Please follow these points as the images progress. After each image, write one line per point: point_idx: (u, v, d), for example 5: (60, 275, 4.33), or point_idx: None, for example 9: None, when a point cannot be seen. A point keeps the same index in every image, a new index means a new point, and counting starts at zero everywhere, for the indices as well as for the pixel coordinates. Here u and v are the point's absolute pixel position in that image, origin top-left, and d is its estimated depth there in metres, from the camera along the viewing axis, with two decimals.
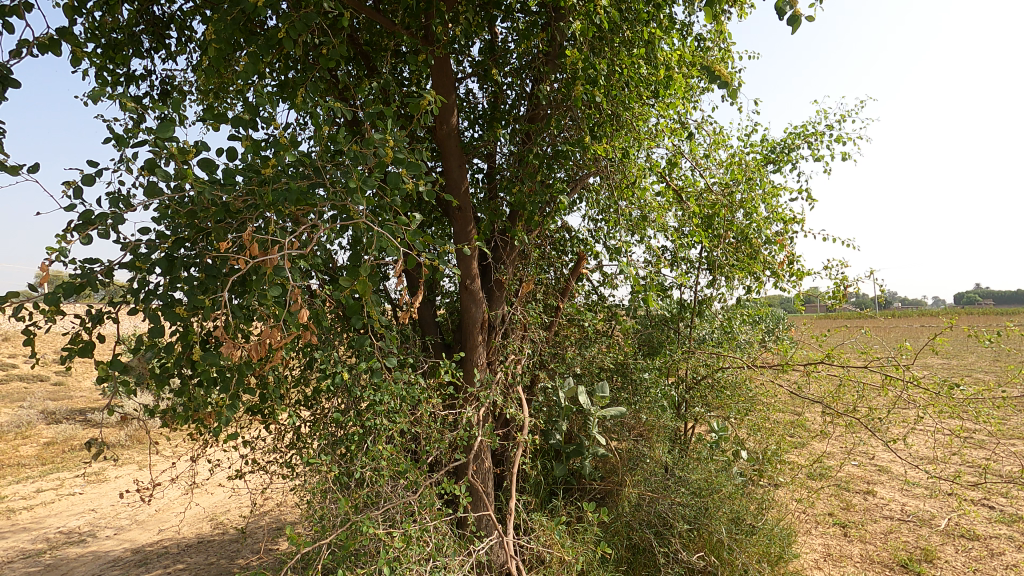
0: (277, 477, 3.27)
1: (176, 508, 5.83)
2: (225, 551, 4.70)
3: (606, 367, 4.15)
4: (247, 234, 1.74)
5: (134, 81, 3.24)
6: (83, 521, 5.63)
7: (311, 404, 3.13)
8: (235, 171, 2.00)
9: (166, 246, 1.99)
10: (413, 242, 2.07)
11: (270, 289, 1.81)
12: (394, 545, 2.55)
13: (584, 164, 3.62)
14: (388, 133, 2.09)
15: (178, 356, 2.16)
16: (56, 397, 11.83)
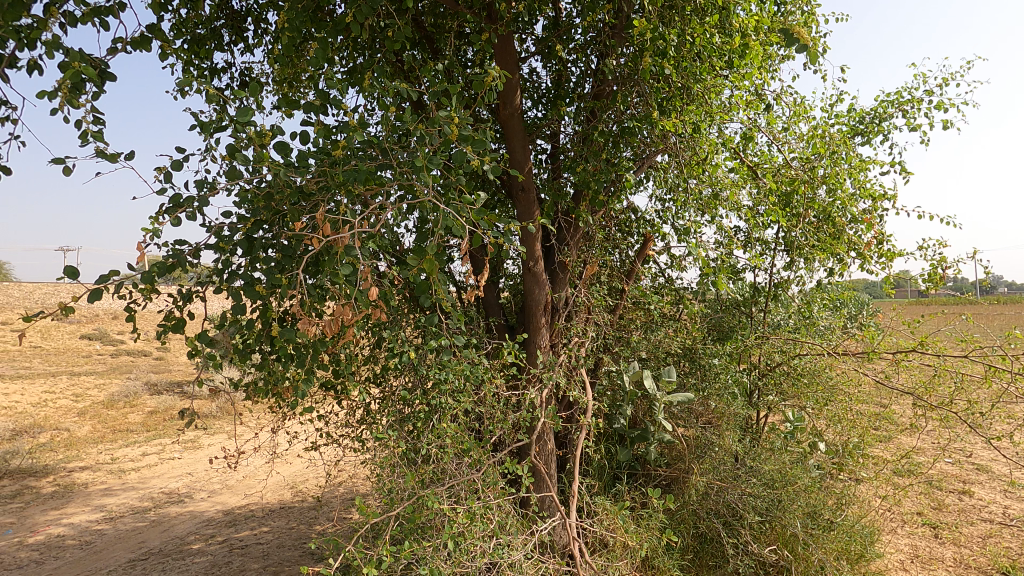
0: (350, 450, 3.43)
1: (261, 475, 6.32)
2: (304, 518, 5.03)
3: (673, 352, 4.02)
4: (320, 213, 1.79)
5: (217, 74, 3.43)
6: (182, 482, 6.22)
7: (380, 382, 3.24)
8: (311, 150, 2.04)
9: (246, 227, 2.08)
10: (479, 221, 2.06)
11: (342, 268, 1.85)
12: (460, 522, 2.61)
13: (654, 142, 3.48)
14: (453, 111, 2.07)
15: (259, 333, 2.28)
16: (157, 370, 13.05)
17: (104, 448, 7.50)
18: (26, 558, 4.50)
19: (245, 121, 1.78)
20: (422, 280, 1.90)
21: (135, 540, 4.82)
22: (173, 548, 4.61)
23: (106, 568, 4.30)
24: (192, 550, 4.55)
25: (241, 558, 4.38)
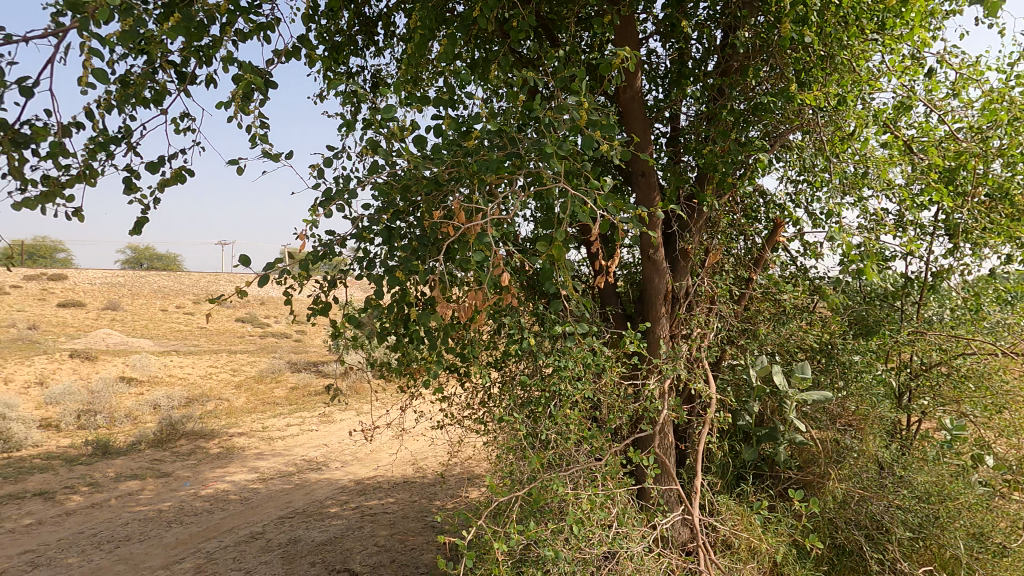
0: (470, 431, 3.60)
1: (386, 450, 6.83)
2: (426, 493, 5.37)
3: (807, 346, 3.72)
4: (456, 202, 1.88)
5: (353, 78, 3.71)
6: (320, 452, 6.90)
7: (500, 367, 3.34)
8: (444, 141, 2.13)
9: (386, 217, 2.24)
10: (606, 205, 2.05)
11: (475, 254, 1.94)
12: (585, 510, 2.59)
13: (788, 119, 3.19)
14: (581, 96, 2.07)
15: (396, 316, 2.45)
16: (297, 351, 14.56)
17: (256, 418, 8.53)
18: (200, 507, 5.26)
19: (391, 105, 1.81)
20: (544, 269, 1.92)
21: (283, 499, 5.44)
22: (314, 510, 5.14)
23: (261, 521, 4.90)
24: (330, 513, 5.04)
25: (371, 524, 4.77)
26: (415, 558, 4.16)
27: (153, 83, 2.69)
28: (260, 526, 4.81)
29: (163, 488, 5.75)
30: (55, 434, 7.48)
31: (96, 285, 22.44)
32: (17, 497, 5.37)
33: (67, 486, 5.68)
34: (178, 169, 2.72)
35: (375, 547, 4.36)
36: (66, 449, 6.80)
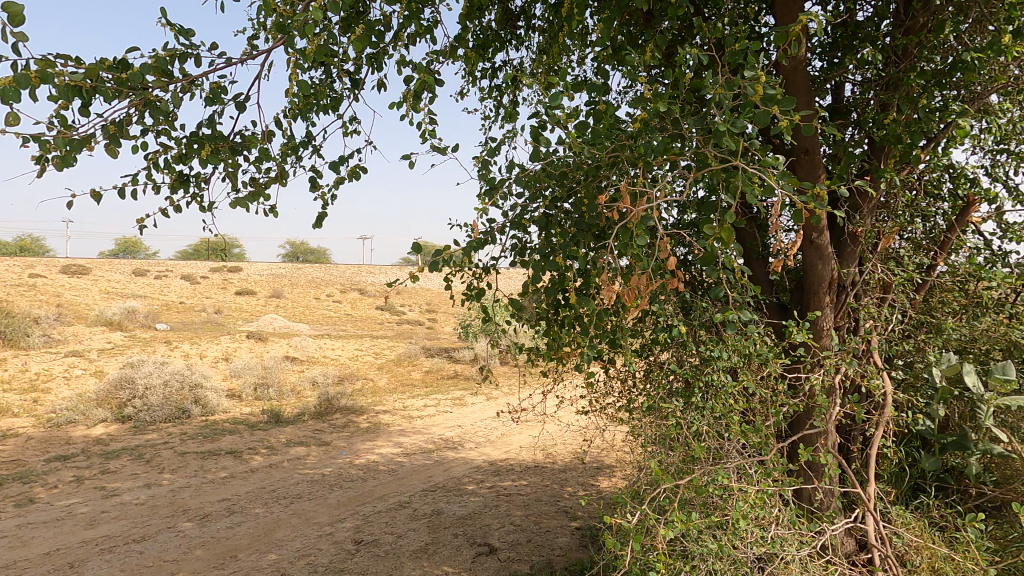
0: (610, 419, 3.58)
1: (516, 435, 7.06)
2: (557, 478, 5.49)
3: (1007, 344, 3.20)
4: (622, 185, 1.83)
5: (496, 72, 3.84)
6: (455, 433, 7.31)
7: (645, 357, 3.25)
8: (605, 125, 2.09)
9: (545, 204, 2.28)
10: (786, 184, 1.85)
11: (640, 238, 1.88)
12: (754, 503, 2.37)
13: (996, 76, 2.70)
14: (758, 68, 1.89)
15: (550, 301, 2.49)
16: (429, 338, 15.57)
17: (397, 398, 9.26)
18: (355, 474, 5.82)
19: (557, 91, 1.80)
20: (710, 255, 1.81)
21: (425, 474, 5.85)
22: (453, 485, 5.45)
23: (407, 492, 5.30)
24: (468, 490, 5.31)
25: (506, 503, 4.95)
26: (551, 540, 4.25)
27: (332, 91, 2.99)
28: (407, 496, 5.20)
29: (324, 455, 6.45)
30: (237, 402, 8.72)
31: (263, 276, 25.73)
32: (214, 453, 6.33)
33: (250, 447, 6.59)
34: (354, 168, 3.01)
35: (512, 526, 4.51)
36: (247, 416, 7.89)
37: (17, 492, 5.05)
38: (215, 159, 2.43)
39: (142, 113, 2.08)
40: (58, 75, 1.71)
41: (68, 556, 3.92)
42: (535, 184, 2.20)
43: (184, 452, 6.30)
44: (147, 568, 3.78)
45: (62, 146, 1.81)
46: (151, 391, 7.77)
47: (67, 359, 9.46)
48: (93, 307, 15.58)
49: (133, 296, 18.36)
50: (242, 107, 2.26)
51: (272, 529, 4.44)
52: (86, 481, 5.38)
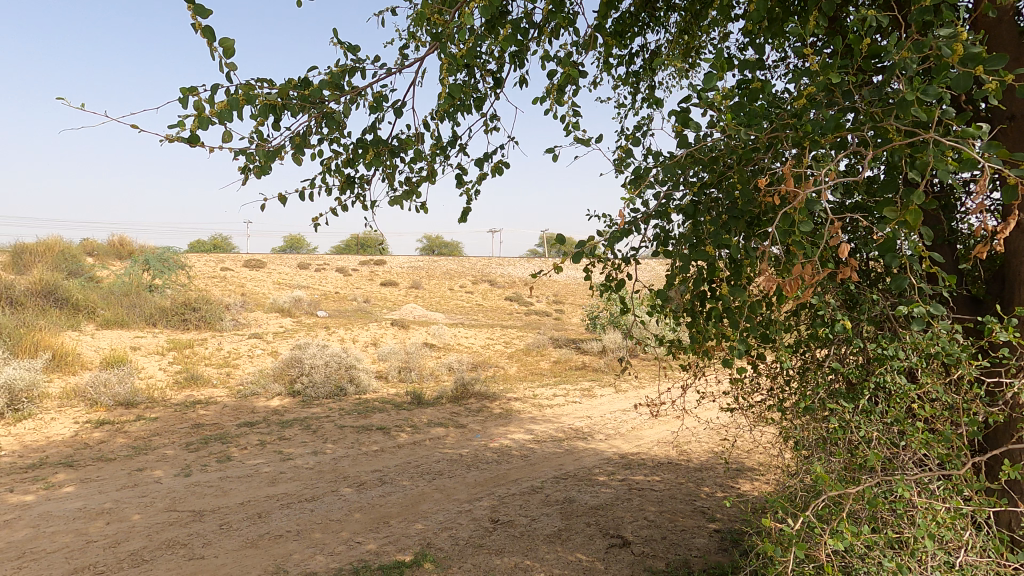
0: (758, 418, 3.35)
1: (647, 430, 6.90)
2: (692, 477, 5.29)
3: None
4: (783, 167, 1.67)
5: (632, 58, 3.74)
6: (585, 423, 7.34)
7: (799, 353, 2.99)
8: (763, 105, 1.95)
9: (693, 191, 2.18)
10: (999, 157, 1.51)
11: (803, 225, 1.69)
12: (940, 522, 2.05)
13: None
14: (958, 23, 1.58)
15: (697, 292, 2.37)
16: (557, 329, 15.78)
17: (527, 386, 9.52)
18: (490, 457, 6.09)
19: (711, 72, 1.71)
20: (892, 243, 1.59)
21: (556, 461, 5.95)
22: (584, 475, 5.48)
23: (540, 478, 5.44)
24: (599, 481, 5.31)
25: (639, 498, 4.87)
26: (688, 540, 4.10)
27: (475, 91, 3.14)
28: (539, 481, 5.34)
29: (461, 436, 6.84)
30: (385, 384, 9.57)
31: (403, 269, 27.84)
32: (367, 428, 7.02)
33: (397, 425, 7.20)
34: (496, 163, 3.14)
35: (645, 520, 4.43)
36: (393, 397, 8.64)
37: (219, 449, 6.04)
38: (376, 163, 2.67)
39: (320, 124, 2.35)
40: (259, 96, 2.00)
41: (257, 507, 4.61)
42: (683, 171, 2.11)
43: (343, 425, 7.07)
44: (317, 524, 4.32)
45: (261, 157, 2.13)
46: (316, 370, 8.81)
47: (251, 340, 11.06)
48: (269, 296, 18.02)
49: (299, 286, 20.89)
50: (400, 113, 2.46)
51: (417, 501, 4.82)
52: (268, 444, 6.27)
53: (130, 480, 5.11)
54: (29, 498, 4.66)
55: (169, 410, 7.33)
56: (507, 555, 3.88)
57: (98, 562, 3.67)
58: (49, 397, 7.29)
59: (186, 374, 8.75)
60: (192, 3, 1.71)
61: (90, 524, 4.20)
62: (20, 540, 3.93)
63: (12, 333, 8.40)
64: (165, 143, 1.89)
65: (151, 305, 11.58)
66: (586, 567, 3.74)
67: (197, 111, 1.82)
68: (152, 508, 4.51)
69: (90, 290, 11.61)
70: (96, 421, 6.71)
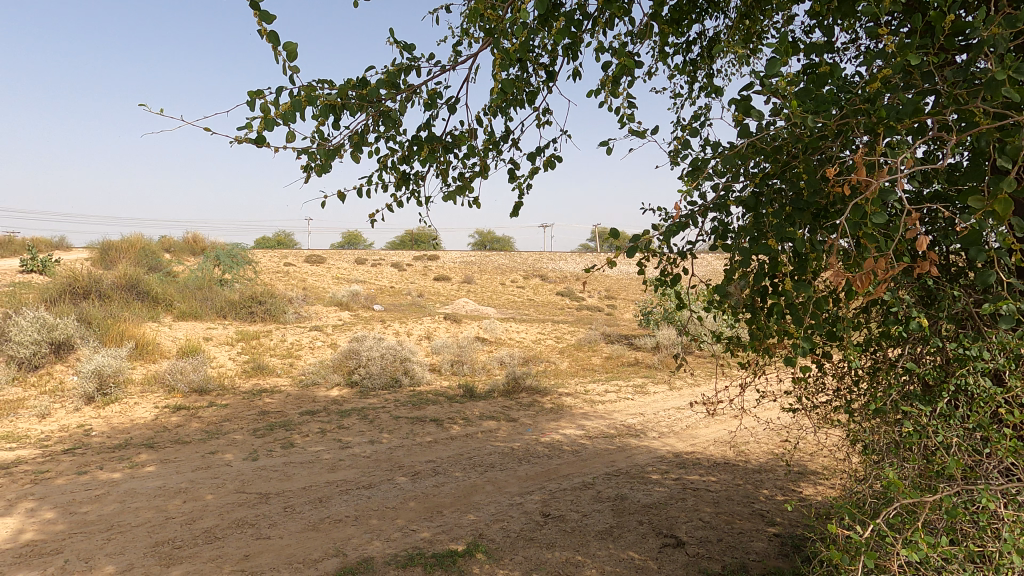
0: (823, 419, 3.19)
1: (703, 428, 6.72)
2: (750, 479, 5.12)
3: None
4: (855, 154, 1.57)
5: (689, 45, 3.63)
6: (637, 420, 7.23)
7: (869, 352, 2.82)
8: (832, 90, 1.84)
9: (754, 183, 2.10)
10: None
11: (877, 216, 1.59)
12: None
13: None
14: None
15: (758, 287, 2.27)
16: (609, 324, 15.60)
17: (578, 381, 9.46)
18: (542, 451, 6.11)
19: (775, 57, 1.63)
20: (978, 235, 1.47)
21: (608, 458, 5.90)
22: (637, 473, 5.40)
23: (591, 474, 5.41)
24: (653, 479, 5.21)
25: (694, 498, 4.75)
26: (745, 543, 3.98)
27: (528, 86, 3.14)
28: (590, 477, 5.31)
29: (513, 430, 6.89)
30: (438, 376, 9.75)
31: (456, 264, 28.25)
32: (421, 419, 7.19)
33: (450, 417, 7.34)
34: (548, 157, 3.13)
35: (700, 521, 4.32)
36: (446, 389, 8.80)
37: (283, 436, 6.34)
38: (430, 159, 2.72)
39: (376, 123, 2.42)
40: (320, 97, 2.08)
41: (318, 492, 4.82)
42: (743, 162, 2.03)
43: (398, 416, 7.27)
44: (374, 511, 4.47)
45: (322, 156, 2.21)
46: (372, 362, 9.10)
47: (312, 333, 11.54)
48: (328, 290, 18.73)
49: (356, 281, 21.61)
50: (454, 109, 2.49)
51: (470, 492, 4.90)
52: (328, 432, 6.53)
53: (204, 462, 5.46)
54: (116, 476, 5.06)
55: (238, 397, 7.76)
56: (559, 550, 3.89)
57: (176, 537, 3.94)
58: (132, 383, 7.87)
59: (253, 364, 9.24)
60: (259, 9, 1.79)
61: (169, 502, 4.52)
62: (109, 513, 4.28)
63: (100, 323, 9.12)
64: (235, 143, 2.00)
65: (221, 299, 12.29)
66: (639, 566, 3.70)
67: (263, 113, 1.90)
68: (223, 489, 4.80)
69: (167, 284, 12.44)
70: (173, 406, 7.20)
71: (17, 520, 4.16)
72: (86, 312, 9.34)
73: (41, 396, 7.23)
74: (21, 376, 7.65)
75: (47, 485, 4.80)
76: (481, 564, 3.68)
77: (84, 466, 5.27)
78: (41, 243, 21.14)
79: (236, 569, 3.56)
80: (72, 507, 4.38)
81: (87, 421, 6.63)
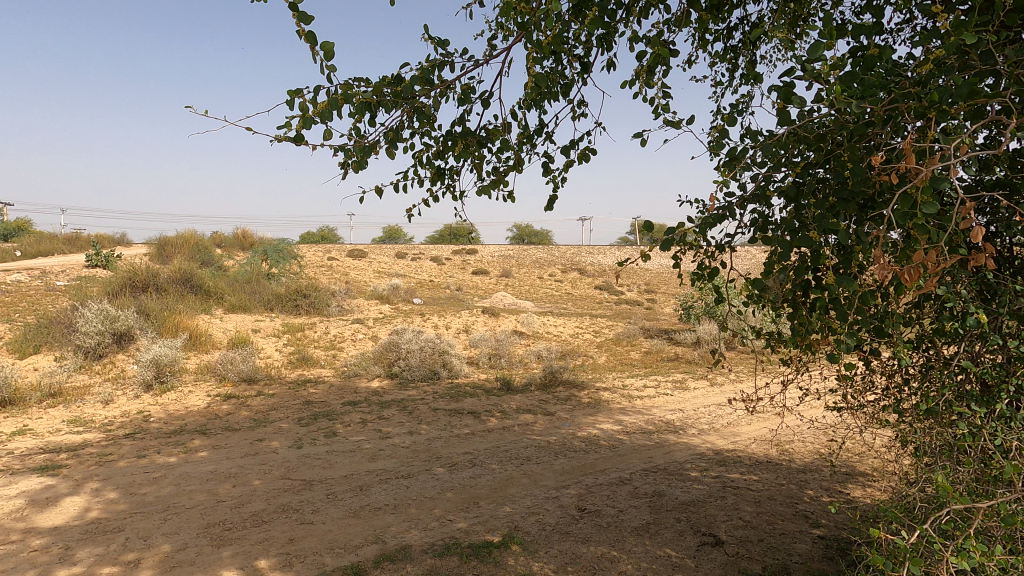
0: (872, 419, 3.05)
1: (745, 426, 6.55)
2: (794, 479, 4.96)
3: None
4: (905, 141, 1.48)
5: (730, 30, 3.50)
6: (677, 416, 7.11)
7: (922, 350, 2.68)
8: (880, 73, 1.75)
9: (795, 173, 2.01)
10: None
11: (929, 207, 1.50)
12: None
13: None
14: None
15: (801, 283, 2.18)
16: (649, 318, 15.38)
17: (617, 375, 9.39)
18: (578, 445, 6.08)
19: (819, 41, 1.56)
20: None
21: (646, 454, 5.83)
22: (675, 469, 5.31)
23: (628, 469, 5.36)
24: (691, 476, 5.11)
25: (734, 497, 4.64)
26: (788, 545, 3.86)
27: (562, 78, 3.11)
28: (627, 473, 5.26)
29: (550, 423, 6.90)
30: (476, 369, 9.84)
31: (494, 257, 28.36)
32: (458, 412, 7.28)
33: (487, 410, 7.40)
34: (583, 151, 3.11)
35: (741, 521, 4.22)
36: (484, 382, 8.88)
37: (326, 425, 6.55)
38: (464, 154, 2.74)
39: (411, 120, 2.45)
40: (356, 95, 2.12)
41: (359, 480, 4.95)
42: (784, 151, 1.96)
43: (436, 408, 7.38)
44: (413, 500, 4.56)
45: (358, 153, 2.25)
46: (411, 355, 9.25)
47: (354, 325, 11.82)
48: (370, 284, 19.15)
49: (397, 275, 21.98)
50: (488, 104, 2.50)
51: (506, 485, 4.93)
52: (369, 423, 6.69)
53: (252, 448, 5.70)
54: (172, 460, 5.33)
55: (284, 387, 8.05)
56: (594, 544, 3.87)
57: (226, 519, 4.14)
58: (187, 372, 8.27)
59: (298, 355, 9.55)
60: (297, 10, 1.84)
61: (220, 486, 4.74)
62: (166, 495, 4.53)
63: (158, 315, 9.61)
64: (275, 143, 2.06)
65: (269, 292, 12.73)
66: (675, 564, 3.64)
67: (302, 112, 1.96)
68: (269, 475, 5.00)
69: (219, 278, 12.98)
70: (224, 395, 7.53)
71: (83, 499, 4.45)
72: (145, 305, 9.86)
73: (105, 383, 7.68)
74: (88, 365, 8.15)
75: (110, 467, 5.11)
76: (516, 556, 3.71)
77: (143, 450, 5.59)
78: (106, 241, 22.38)
79: (281, 552, 3.71)
80: (132, 488, 4.65)
81: (146, 407, 7.01)
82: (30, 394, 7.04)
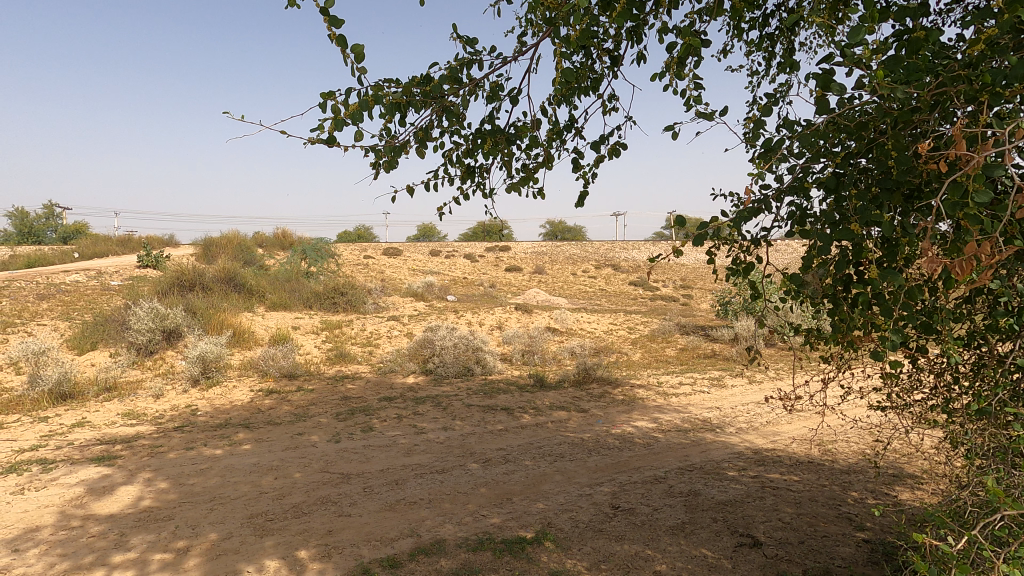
0: (919, 418, 2.91)
1: (786, 425, 6.38)
2: (837, 479, 4.81)
3: None
4: (955, 127, 1.39)
5: (767, 15, 3.38)
6: (714, 414, 6.97)
7: (974, 346, 2.54)
8: (926, 56, 1.65)
9: (835, 164, 1.94)
10: None
11: (981, 196, 1.41)
12: None
13: None
14: None
15: (843, 278, 2.08)
16: (686, 314, 15.12)
17: (652, 373, 9.27)
18: (613, 442, 6.04)
19: (859, 25, 1.49)
20: None
21: (681, 452, 5.73)
22: (712, 468, 5.21)
23: (664, 467, 5.28)
24: (729, 475, 5.00)
25: (774, 497, 4.52)
26: (831, 548, 3.74)
27: (592, 72, 3.07)
28: (663, 471, 5.18)
29: (583, 420, 6.87)
30: (509, 366, 9.87)
31: (528, 254, 28.36)
32: (492, 408, 7.32)
33: (520, 406, 7.42)
34: (613, 145, 3.07)
35: (780, 521, 4.11)
36: (517, 378, 8.91)
37: (363, 420, 6.69)
38: (493, 152, 2.74)
39: (441, 119, 2.47)
40: (387, 95, 2.15)
41: (395, 474, 5.05)
42: (823, 141, 1.88)
43: (470, 404, 7.44)
44: (447, 495, 4.61)
45: (389, 153, 2.29)
46: (446, 351, 9.34)
47: (390, 322, 12.03)
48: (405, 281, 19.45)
49: (431, 272, 22.27)
50: (516, 100, 2.50)
51: (540, 481, 4.94)
52: (404, 418, 6.80)
53: (293, 442, 5.87)
54: (218, 452, 5.55)
55: (322, 382, 8.26)
56: (628, 543, 3.84)
57: (268, 510, 4.28)
58: (231, 367, 8.58)
59: (336, 351, 9.78)
60: (328, 15, 1.88)
61: (263, 477, 4.91)
62: (212, 486, 4.72)
63: (204, 313, 10.00)
64: (309, 144, 2.12)
65: (308, 290, 13.07)
66: (711, 565, 3.58)
67: (334, 114, 2.01)
68: (309, 468, 5.15)
69: (261, 277, 13.38)
70: (266, 390, 7.78)
71: (137, 488, 4.68)
72: (192, 303, 10.26)
73: (156, 378, 8.04)
74: (140, 361, 8.54)
75: (161, 458, 5.36)
76: (549, 552, 3.71)
77: (191, 442, 5.83)
78: (156, 242, 23.41)
79: (320, 543, 3.81)
80: (181, 479, 4.87)
81: (193, 401, 7.31)
82: (88, 388, 7.43)
